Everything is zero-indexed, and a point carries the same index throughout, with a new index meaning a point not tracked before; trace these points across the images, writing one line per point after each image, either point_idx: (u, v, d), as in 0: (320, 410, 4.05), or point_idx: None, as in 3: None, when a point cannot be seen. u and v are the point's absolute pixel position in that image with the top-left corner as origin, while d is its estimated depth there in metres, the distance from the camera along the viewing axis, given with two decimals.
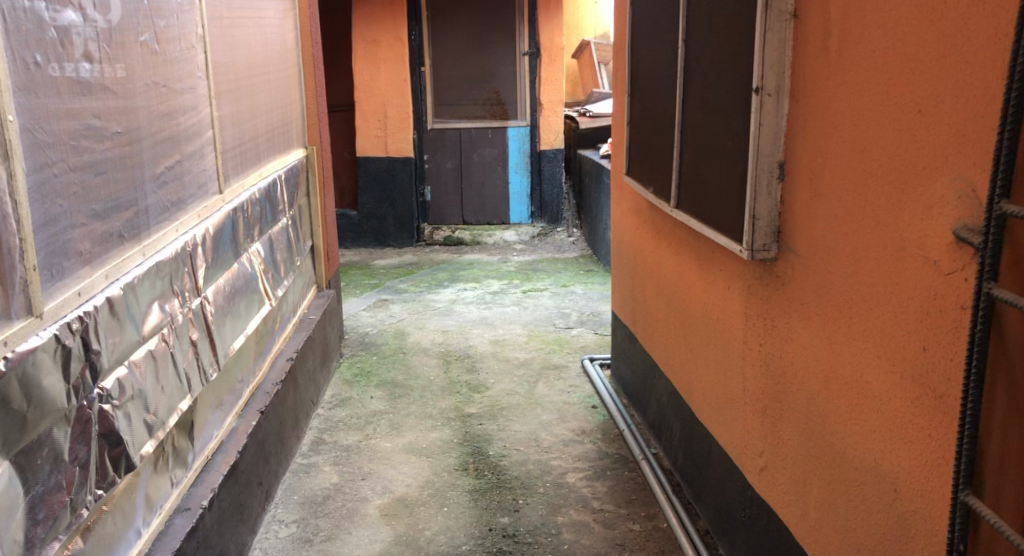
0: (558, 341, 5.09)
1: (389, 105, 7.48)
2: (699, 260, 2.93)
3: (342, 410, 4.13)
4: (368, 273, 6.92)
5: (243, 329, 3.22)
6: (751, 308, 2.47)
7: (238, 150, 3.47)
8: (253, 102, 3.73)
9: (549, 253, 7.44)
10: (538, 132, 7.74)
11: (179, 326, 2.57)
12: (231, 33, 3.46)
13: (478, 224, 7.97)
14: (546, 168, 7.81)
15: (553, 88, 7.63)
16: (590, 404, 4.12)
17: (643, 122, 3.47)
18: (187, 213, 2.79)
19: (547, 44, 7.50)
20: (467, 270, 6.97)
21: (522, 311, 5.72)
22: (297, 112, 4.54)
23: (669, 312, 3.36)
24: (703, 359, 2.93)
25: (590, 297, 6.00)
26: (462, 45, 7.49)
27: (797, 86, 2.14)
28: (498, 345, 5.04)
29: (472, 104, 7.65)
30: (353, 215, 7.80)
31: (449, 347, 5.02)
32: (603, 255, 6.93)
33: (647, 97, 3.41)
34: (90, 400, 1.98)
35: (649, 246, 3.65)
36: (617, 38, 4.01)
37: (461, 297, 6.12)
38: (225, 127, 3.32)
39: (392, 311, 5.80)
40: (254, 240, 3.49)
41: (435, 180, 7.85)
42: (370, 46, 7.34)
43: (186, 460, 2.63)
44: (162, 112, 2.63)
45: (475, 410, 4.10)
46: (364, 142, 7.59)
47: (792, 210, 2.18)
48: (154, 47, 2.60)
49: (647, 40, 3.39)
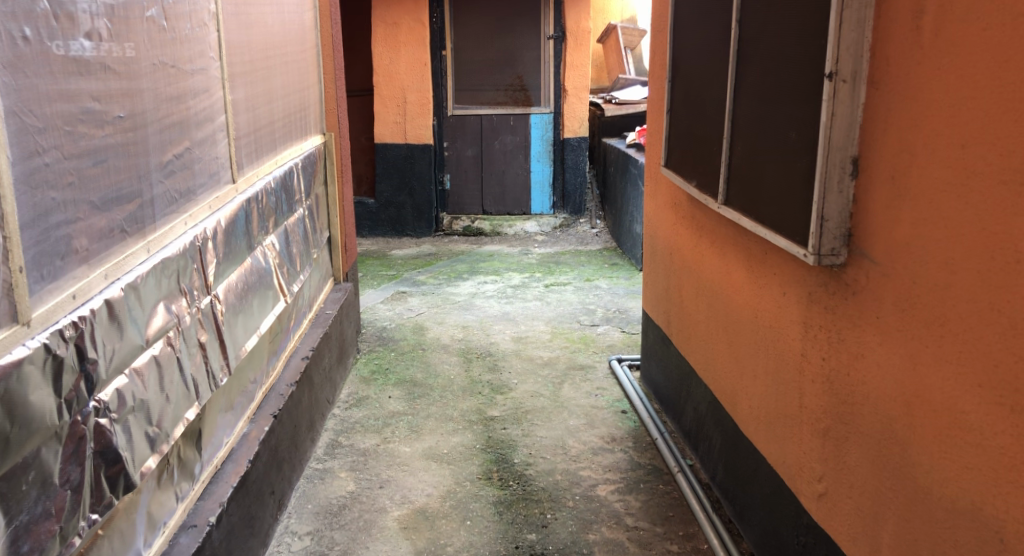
0: (583, 340, 4.87)
1: (409, 90, 7.25)
2: (749, 262, 2.72)
3: (359, 410, 3.93)
4: (386, 264, 6.72)
5: (257, 328, 3.01)
6: (812, 319, 2.27)
7: (253, 136, 3.27)
8: (269, 85, 3.54)
9: (571, 245, 7.22)
10: (561, 119, 7.50)
11: (187, 329, 2.37)
12: (246, 12, 3.27)
13: (499, 214, 7.75)
14: (570, 157, 7.57)
15: (578, 74, 7.36)
16: (620, 409, 3.91)
17: (687, 112, 3.24)
18: (197, 205, 2.62)
19: (573, 27, 7.26)
20: (487, 261, 6.76)
21: (545, 306, 5.50)
22: (316, 95, 4.34)
23: (711, 316, 3.15)
24: (752, 370, 2.72)
25: (616, 292, 5.78)
26: (484, 29, 7.26)
27: (877, 72, 1.92)
28: (521, 342, 4.82)
29: (494, 90, 7.42)
30: (371, 203, 7.60)
31: (471, 344, 4.81)
32: (628, 248, 6.70)
33: (692, 84, 3.18)
34: (85, 415, 1.78)
35: (688, 244, 3.43)
36: (655, 21, 3.79)
37: (482, 290, 5.91)
38: (239, 112, 3.12)
39: (411, 304, 5.60)
40: (268, 232, 3.29)
41: (455, 168, 7.64)
42: (390, 29, 7.12)
43: (192, 472, 2.44)
44: (171, 95, 2.45)
45: (498, 412, 3.89)
46: (383, 128, 7.38)
47: (868, 211, 1.97)
48: (162, 24, 2.40)
49: (693, 23, 3.17)
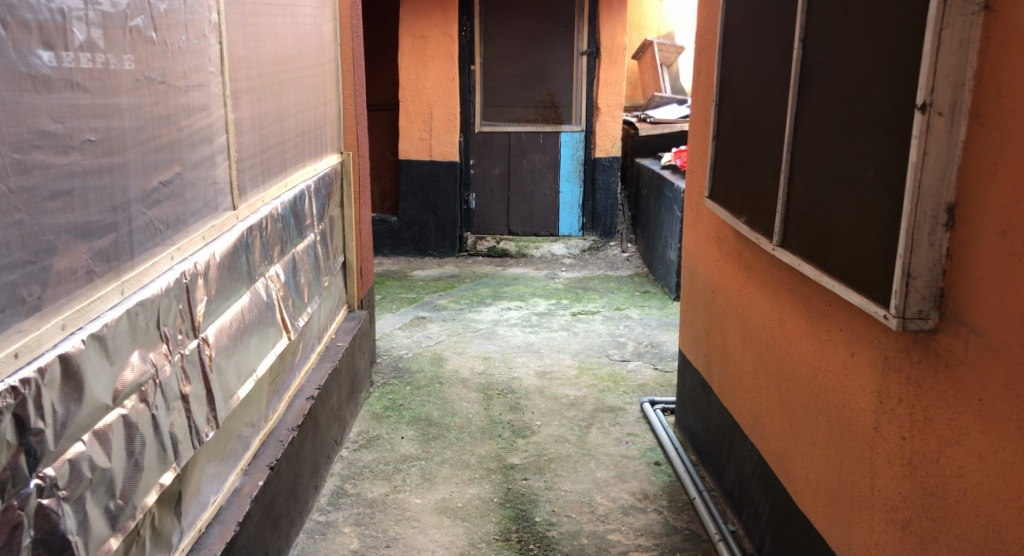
0: (613, 377, 4.54)
1: (435, 105, 6.97)
2: (811, 314, 2.41)
3: (368, 452, 3.63)
4: (406, 286, 6.44)
5: (255, 370, 2.71)
6: (888, 389, 1.95)
7: (259, 157, 3.00)
8: (280, 103, 3.26)
9: (600, 270, 6.90)
10: (593, 138, 7.20)
11: (167, 381, 2.08)
12: (256, 23, 2.99)
13: (525, 235, 7.45)
14: (601, 177, 7.26)
15: (612, 92, 7.06)
16: (653, 460, 3.58)
17: (736, 141, 2.92)
18: (188, 236, 2.33)
19: (608, 43, 6.96)
20: (512, 285, 6.46)
21: (572, 337, 5.18)
22: (333, 112, 4.06)
23: (761, 369, 2.82)
24: (812, 437, 2.39)
25: (648, 323, 5.45)
26: (515, 44, 6.99)
27: (983, 104, 1.60)
28: (546, 378, 4.50)
29: (524, 106, 7.13)
30: (393, 221, 7.32)
31: (492, 379, 4.50)
32: (661, 275, 6.37)
33: (742, 108, 2.87)
34: (23, 499, 1.53)
35: (735, 284, 3.11)
36: (702, 37, 3.48)
37: (505, 317, 5.60)
38: (243, 132, 2.85)
39: (430, 331, 5.30)
40: (273, 262, 2.99)
41: (480, 186, 7.34)
42: (417, 42, 6.86)
43: (170, 542, 2.15)
44: (159, 115, 2.18)
45: (519, 460, 3.57)
46: (408, 144, 7.11)
47: (970, 270, 1.64)
48: (151, 35, 2.13)
49: (745, 42, 2.86)
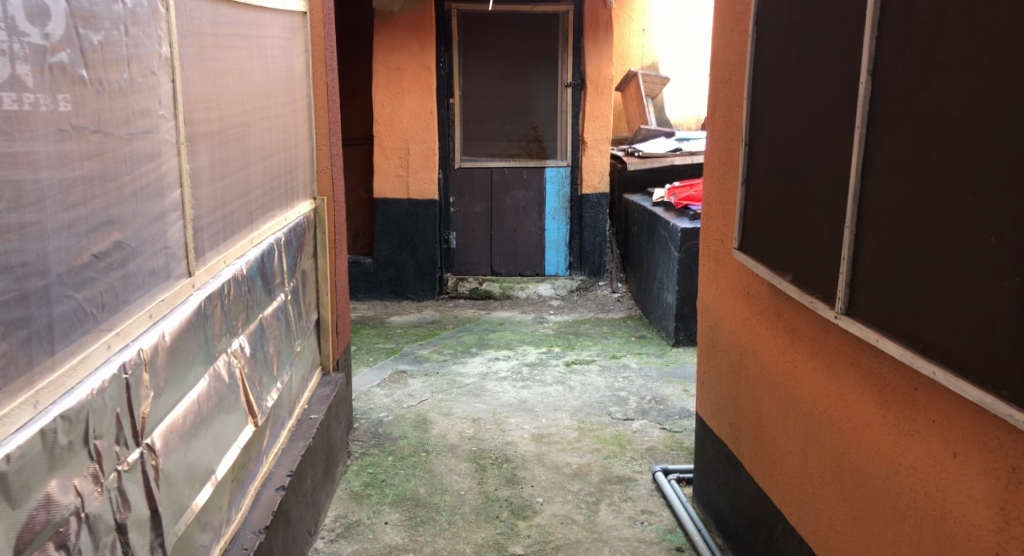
0: (618, 440, 4.13)
1: (412, 140, 6.55)
2: (885, 398, 2.02)
3: (348, 544, 3.18)
4: (384, 334, 6.00)
5: (215, 471, 2.26)
6: (1017, 508, 1.56)
7: (220, 213, 2.57)
8: (245, 147, 2.83)
9: (591, 312, 6.50)
10: (580, 173, 6.82)
11: (97, 513, 1.63)
12: (217, 57, 2.58)
13: (509, 275, 7.04)
14: (588, 215, 6.88)
15: (600, 125, 6.67)
16: (674, 546, 3.17)
17: (775, 188, 2.54)
18: (133, 316, 1.90)
19: (594, 74, 6.60)
20: (497, 331, 6.04)
21: (568, 392, 4.76)
22: (305, 152, 3.63)
23: (813, 453, 2.43)
24: (891, 544, 2.00)
25: (649, 374, 5.03)
26: (497, 76, 6.65)
27: None
28: (544, 444, 4.08)
29: (506, 140, 6.77)
30: (368, 263, 6.86)
31: (484, 445, 4.08)
32: (657, 317, 5.98)
33: (782, 149, 2.49)
34: None
35: (771, 349, 2.72)
36: (721, 69, 3.12)
37: (493, 369, 5.17)
38: (200, 183, 2.42)
39: (412, 388, 4.85)
40: (236, 334, 2.55)
41: (461, 225, 6.94)
42: (392, 73, 6.44)
43: None
44: (93, 171, 1.73)
45: (522, 550, 3.15)
46: (384, 182, 6.67)
47: None
48: (82, 73, 1.70)
49: (783, 75, 2.49)
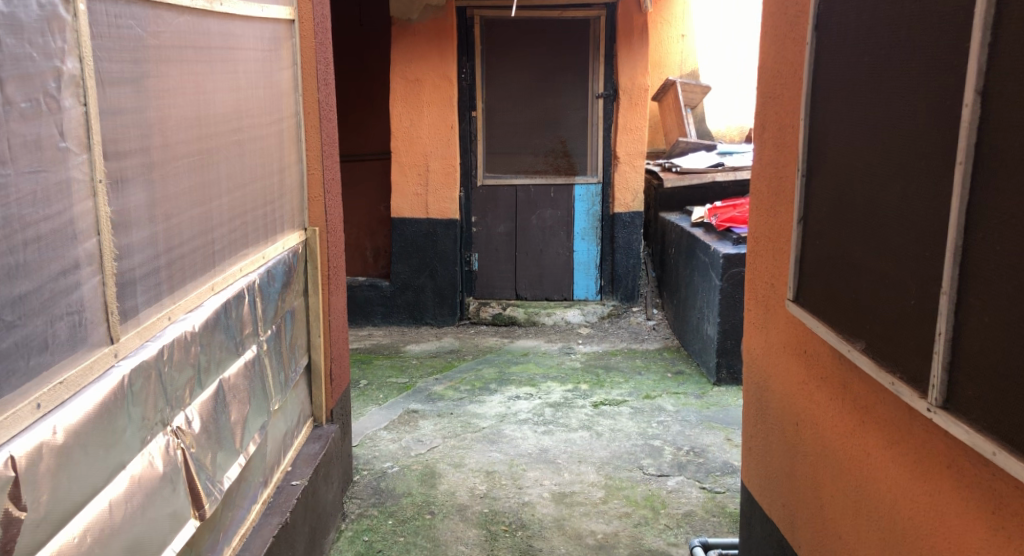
0: (650, 502, 3.64)
1: (432, 156, 6.11)
2: (1001, 524, 1.53)
3: None
4: (397, 365, 5.55)
5: None
6: None
7: (165, 261, 2.13)
8: (205, 179, 2.40)
9: (623, 342, 6.00)
10: (612, 191, 6.33)
11: None
12: (162, 73, 2.14)
13: (536, 300, 6.57)
14: (620, 236, 6.38)
15: (633, 139, 6.20)
16: None
17: (842, 230, 2.03)
18: (9, 410, 1.47)
19: (627, 84, 6.12)
20: (520, 363, 5.56)
21: (596, 440, 4.28)
22: (293, 178, 3.19)
23: None
24: None
25: (686, 419, 4.53)
26: (523, 87, 6.19)
27: None
28: (565, 506, 3.60)
29: (533, 155, 6.31)
30: (385, 286, 6.41)
31: (497, 505, 3.62)
32: (696, 350, 5.48)
33: (850, 183, 1.99)
34: None
35: (835, 426, 2.22)
36: (772, 83, 2.62)
37: (513, 410, 4.70)
38: (133, 228, 1.98)
39: (422, 433, 4.39)
40: (181, 408, 2.11)
41: (484, 246, 6.48)
42: (411, 85, 6.01)
43: None
44: None
45: None
46: (401, 201, 6.22)
47: None
48: None
49: (851, 93, 1.98)
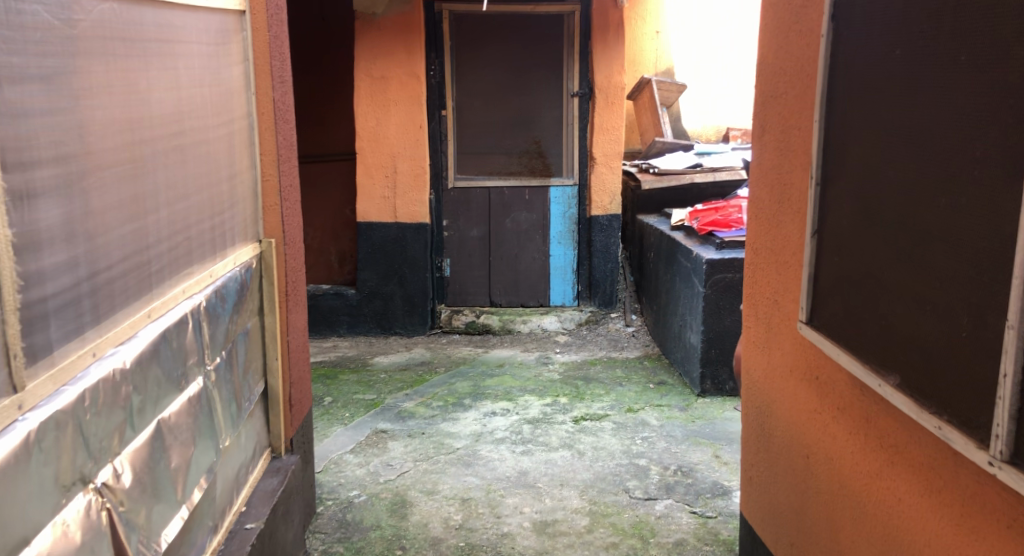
0: (638, 530, 3.38)
1: (399, 158, 5.81)
2: None
3: None
4: (365, 379, 5.25)
5: None
6: None
7: (88, 288, 1.83)
8: (139, 190, 2.09)
9: (602, 350, 5.74)
10: (588, 192, 6.07)
11: None
12: (82, 68, 1.83)
13: (510, 307, 6.29)
14: (598, 239, 6.12)
15: (610, 138, 5.94)
16: None
17: (869, 247, 1.78)
18: None
19: (603, 82, 5.86)
20: (495, 375, 5.29)
21: (578, 460, 4.01)
22: (246, 185, 2.89)
23: None
24: None
25: (672, 435, 4.28)
26: (494, 85, 5.91)
27: None
28: (547, 536, 3.33)
29: (506, 156, 6.04)
30: (351, 294, 6.10)
31: (473, 537, 3.34)
32: (679, 359, 5.23)
33: (880, 193, 1.73)
34: None
35: (858, 466, 1.97)
36: (776, 78, 2.37)
37: (489, 428, 4.42)
38: (46, 252, 1.68)
39: (392, 455, 4.10)
40: (108, 460, 1.81)
41: (456, 251, 6.20)
42: (377, 83, 5.71)
43: None
44: None
45: None
46: (368, 204, 5.92)
47: None
48: None
49: (881, 89, 1.73)
